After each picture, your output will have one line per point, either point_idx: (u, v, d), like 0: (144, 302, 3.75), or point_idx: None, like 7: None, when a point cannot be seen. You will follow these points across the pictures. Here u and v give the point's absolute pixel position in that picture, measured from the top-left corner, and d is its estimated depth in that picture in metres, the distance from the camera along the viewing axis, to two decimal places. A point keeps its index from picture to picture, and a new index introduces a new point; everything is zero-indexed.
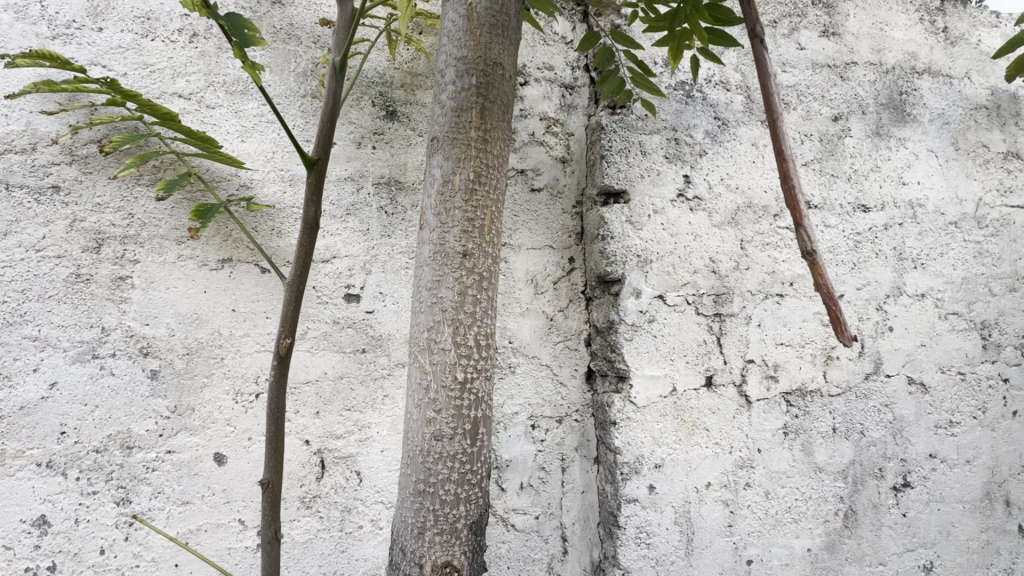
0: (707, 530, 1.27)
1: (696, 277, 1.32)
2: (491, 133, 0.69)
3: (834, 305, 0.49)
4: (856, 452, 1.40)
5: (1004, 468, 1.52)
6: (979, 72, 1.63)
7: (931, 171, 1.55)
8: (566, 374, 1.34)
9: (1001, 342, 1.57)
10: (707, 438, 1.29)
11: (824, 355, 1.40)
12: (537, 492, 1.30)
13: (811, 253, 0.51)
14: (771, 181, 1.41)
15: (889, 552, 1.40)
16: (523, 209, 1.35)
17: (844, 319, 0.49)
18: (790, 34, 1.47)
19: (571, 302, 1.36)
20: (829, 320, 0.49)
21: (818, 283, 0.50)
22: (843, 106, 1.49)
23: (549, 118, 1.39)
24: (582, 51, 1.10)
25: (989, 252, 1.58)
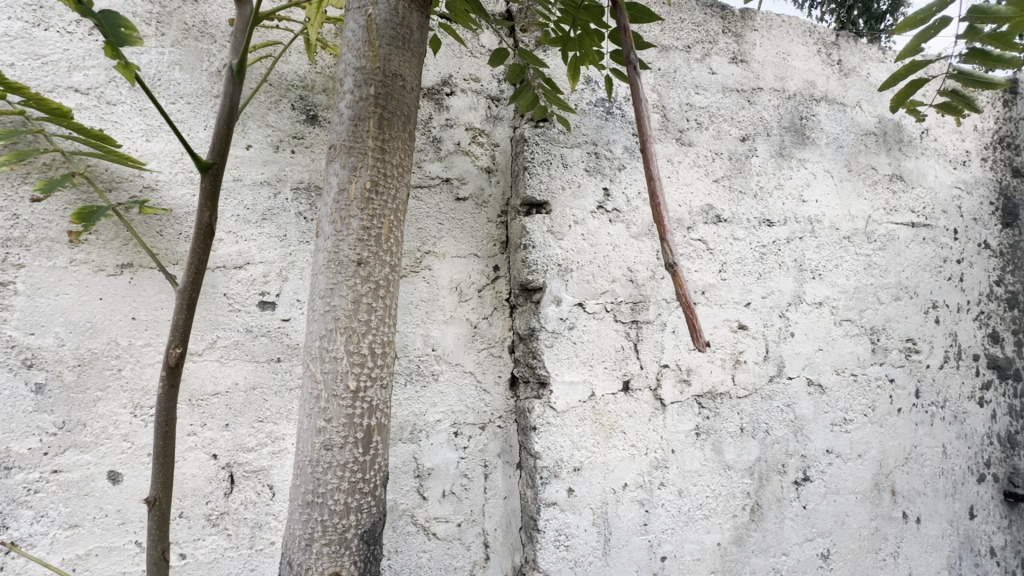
0: (624, 529, 1.32)
1: (615, 285, 1.38)
2: (389, 143, 0.70)
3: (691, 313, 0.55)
4: (761, 450, 1.51)
5: (891, 461, 1.68)
6: (869, 102, 1.81)
7: (828, 190, 1.70)
8: (490, 381, 1.36)
9: (888, 346, 1.73)
10: (625, 440, 1.35)
11: (733, 360, 1.50)
12: (459, 499, 1.31)
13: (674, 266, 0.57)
14: (684, 196, 1.50)
15: (791, 543, 1.51)
16: (447, 217, 1.37)
17: (698, 326, 0.54)
18: (702, 59, 1.57)
19: (495, 310, 1.39)
20: (687, 328, 0.55)
21: (678, 294, 0.57)
22: (750, 128, 1.61)
23: (475, 129, 1.41)
24: (494, 67, 1.14)
25: (877, 264, 1.75)
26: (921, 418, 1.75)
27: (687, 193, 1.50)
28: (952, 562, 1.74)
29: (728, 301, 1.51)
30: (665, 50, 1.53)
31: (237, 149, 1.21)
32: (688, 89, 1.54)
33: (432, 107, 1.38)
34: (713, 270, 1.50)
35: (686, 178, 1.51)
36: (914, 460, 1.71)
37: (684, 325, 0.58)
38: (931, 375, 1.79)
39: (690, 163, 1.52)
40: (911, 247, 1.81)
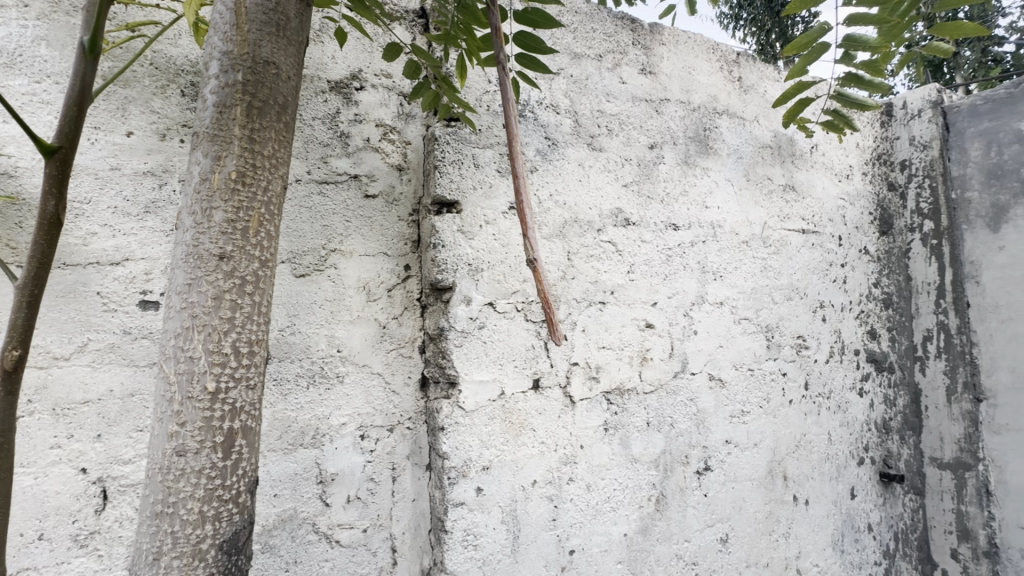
0: (532, 526, 1.34)
1: (526, 285, 1.40)
2: (260, 133, 0.67)
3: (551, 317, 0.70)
4: (666, 443, 1.58)
5: (783, 448, 1.82)
6: (765, 117, 1.96)
7: (728, 198, 1.82)
8: (399, 383, 1.34)
9: (782, 343, 1.87)
10: (534, 438, 1.37)
11: (640, 357, 1.56)
12: (365, 504, 1.27)
13: (538, 278, 0.72)
14: (595, 199, 1.55)
15: (693, 529, 1.59)
16: (356, 214, 1.34)
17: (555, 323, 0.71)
18: (613, 69, 1.64)
19: (406, 310, 1.37)
20: (547, 327, 0.72)
21: (541, 299, 0.73)
22: (658, 136, 1.70)
23: (385, 125, 1.39)
24: (388, 61, 1.13)
25: (772, 267, 1.89)
26: (809, 408, 1.91)
27: (598, 196, 1.55)
28: (836, 538, 1.91)
29: (636, 301, 1.58)
30: (577, 58, 1.58)
31: (116, 135, 1.12)
32: (599, 97, 1.60)
33: (340, 102, 1.34)
34: (622, 270, 1.56)
35: (597, 182, 1.56)
36: (803, 447, 1.87)
37: (547, 322, 0.75)
38: (819, 368, 1.96)
39: (601, 168, 1.58)
40: (802, 252, 1.98)
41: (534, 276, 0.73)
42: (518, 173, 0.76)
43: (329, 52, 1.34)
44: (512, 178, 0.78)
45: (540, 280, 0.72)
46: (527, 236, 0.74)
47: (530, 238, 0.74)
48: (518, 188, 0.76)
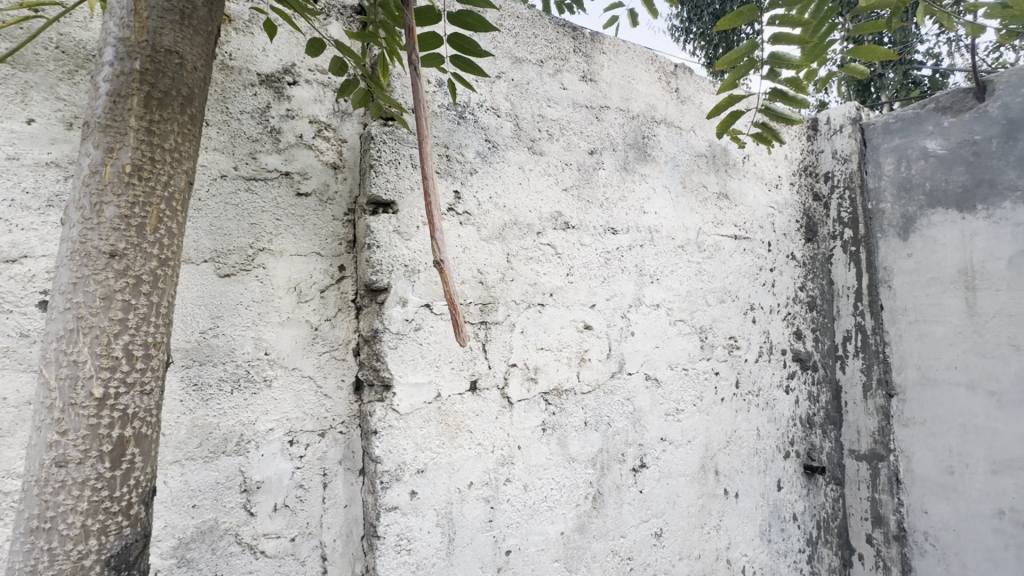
0: (468, 528, 1.34)
1: (464, 287, 1.41)
2: (160, 125, 0.66)
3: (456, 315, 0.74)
4: (603, 441, 1.62)
5: (714, 444, 1.90)
6: (701, 127, 2.05)
7: (665, 204, 1.89)
8: (332, 386, 1.31)
9: (714, 343, 1.96)
10: (470, 439, 1.37)
11: (578, 358, 1.60)
12: (293, 512, 1.23)
13: (445, 279, 0.76)
14: (535, 203, 1.57)
15: (628, 525, 1.64)
16: (287, 213, 1.29)
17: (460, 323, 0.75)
18: (554, 74, 1.67)
19: (340, 311, 1.34)
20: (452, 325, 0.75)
21: (447, 298, 0.76)
22: (598, 142, 1.74)
23: (320, 122, 1.35)
24: (313, 57, 1.11)
25: (706, 271, 1.98)
26: (739, 405, 2.01)
27: (538, 200, 1.57)
28: (764, 529, 2.01)
29: (575, 303, 1.61)
30: (519, 62, 1.60)
31: (14, 122, 1.03)
32: (540, 102, 1.62)
33: (271, 96, 1.30)
34: (562, 273, 1.59)
35: (537, 186, 1.58)
36: (734, 443, 1.96)
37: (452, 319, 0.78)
38: (749, 367, 2.06)
39: (541, 172, 1.60)
40: (734, 257, 2.08)
41: (441, 275, 0.77)
42: (428, 176, 0.79)
43: (260, 45, 1.30)
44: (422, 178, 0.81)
45: (446, 281, 0.75)
46: (434, 238, 0.77)
47: (437, 241, 0.77)
48: (427, 189, 0.80)
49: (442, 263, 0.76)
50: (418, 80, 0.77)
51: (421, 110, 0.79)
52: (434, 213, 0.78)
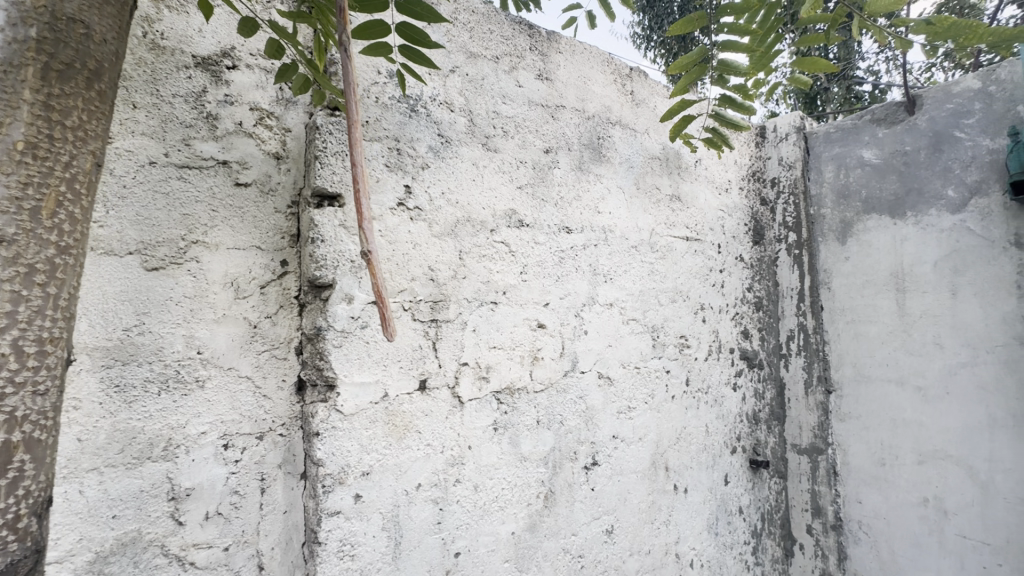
0: (416, 530, 1.31)
1: (414, 284, 1.38)
2: (58, 99, 0.74)
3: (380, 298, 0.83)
4: (555, 440, 1.62)
5: (665, 441, 1.95)
6: (655, 130, 2.09)
7: (619, 205, 1.91)
8: (271, 387, 1.25)
9: (666, 342, 2.00)
10: (419, 440, 1.34)
11: (531, 356, 1.59)
12: (227, 520, 1.16)
13: (372, 266, 0.84)
14: (489, 199, 1.56)
15: (580, 523, 1.64)
16: (224, 204, 1.22)
17: (386, 311, 0.83)
18: (509, 71, 1.66)
19: (281, 308, 1.28)
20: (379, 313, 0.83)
21: (374, 285, 0.84)
22: (553, 141, 1.74)
23: (262, 110, 1.29)
24: (246, 37, 1.07)
25: (659, 271, 2.02)
26: (689, 402, 2.06)
27: (491, 196, 1.56)
28: (711, 522, 2.07)
29: (528, 301, 1.60)
30: (474, 57, 1.58)
31: None
32: (495, 98, 1.61)
33: (208, 80, 1.23)
34: (515, 271, 1.58)
35: (491, 183, 1.57)
36: (683, 439, 2.01)
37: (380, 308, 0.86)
38: (698, 365, 2.12)
39: (495, 169, 1.59)
40: (685, 258, 2.14)
41: (369, 263, 0.85)
42: (357, 164, 0.87)
43: (196, 26, 1.23)
44: (352, 166, 0.89)
45: (373, 268, 0.84)
46: (362, 225, 0.85)
47: (365, 229, 0.85)
48: (357, 178, 0.88)
49: (369, 251, 0.84)
50: (350, 80, 0.85)
51: (353, 103, 0.86)
52: (362, 201, 0.87)
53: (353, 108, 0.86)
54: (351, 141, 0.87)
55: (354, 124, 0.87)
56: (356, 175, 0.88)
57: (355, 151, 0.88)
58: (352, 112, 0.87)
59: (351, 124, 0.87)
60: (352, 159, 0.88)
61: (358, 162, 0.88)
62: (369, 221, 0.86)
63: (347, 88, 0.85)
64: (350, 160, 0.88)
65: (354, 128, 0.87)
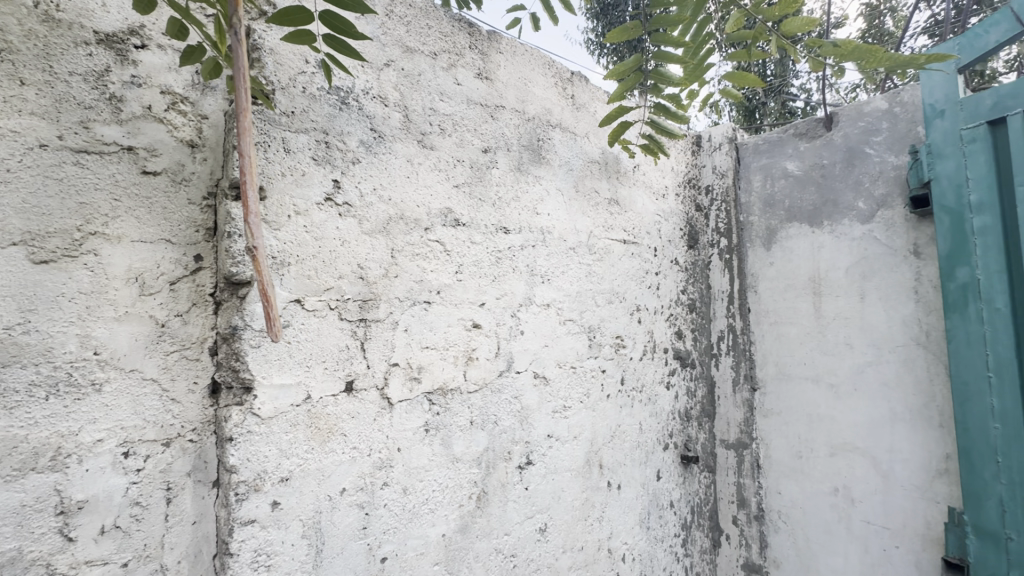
0: (339, 537, 1.27)
1: (341, 282, 1.34)
2: None
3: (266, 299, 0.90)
4: (489, 440, 1.62)
5: (599, 439, 1.99)
6: (595, 134, 2.13)
7: (557, 206, 1.94)
8: (181, 390, 1.17)
9: (602, 342, 2.05)
10: (344, 443, 1.30)
11: (465, 356, 1.59)
12: (126, 535, 1.08)
13: (259, 267, 0.91)
14: (424, 197, 1.53)
15: (513, 523, 1.65)
16: (129, 193, 1.14)
17: (272, 316, 0.92)
18: (448, 69, 1.64)
19: (194, 307, 1.20)
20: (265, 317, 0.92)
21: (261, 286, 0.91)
22: (492, 141, 1.74)
23: (174, 94, 1.21)
24: (144, 13, 1.00)
25: (596, 272, 2.06)
26: (624, 401, 2.12)
27: (426, 194, 1.54)
28: (643, 517, 2.14)
29: (462, 301, 1.60)
30: (410, 52, 1.55)
31: None
32: (432, 95, 1.59)
33: (112, 59, 1.13)
34: (449, 271, 1.57)
35: (426, 180, 1.55)
36: (617, 437, 2.07)
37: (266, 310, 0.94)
38: (633, 365, 2.18)
39: (431, 166, 1.56)
40: (623, 260, 2.20)
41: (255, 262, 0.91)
42: (246, 158, 0.89)
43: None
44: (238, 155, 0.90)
45: (261, 269, 0.91)
46: (249, 223, 0.90)
47: (251, 226, 0.91)
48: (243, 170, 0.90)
49: (257, 252, 0.90)
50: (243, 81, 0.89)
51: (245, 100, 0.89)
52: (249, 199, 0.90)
53: (244, 99, 0.89)
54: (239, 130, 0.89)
55: (244, 115, 0.89)
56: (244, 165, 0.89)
57: (244, 141, 0.90)
58: (242, 103, 0.89)
59: (240, 120, 0.89)
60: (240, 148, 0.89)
61: (246, 151, 0.89)
62: (256, 219, 0.91)
63: (237, 81, 0.89)
64: (238, 150, 0.89)
65: (244, 121, 0.90)
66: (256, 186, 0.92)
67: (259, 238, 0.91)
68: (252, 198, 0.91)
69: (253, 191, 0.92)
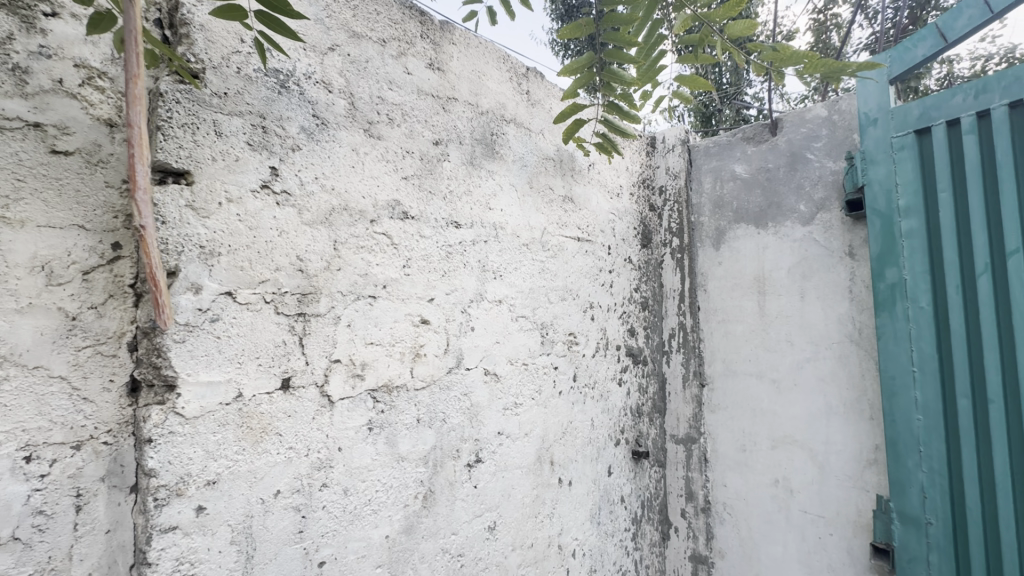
0: (272, 541, 1.21)
1: (278, 275, 1.27)
2: None
3: (153, 279, 0.96)
4: (437, 438, 1.59)
5: (551, 436, 1.99)
6: (549, 131, 2.13)
7: (511, 202, 1.92)
8: (95, 389, 1.08)
9: (554, 339, 2.05)
10: (279, 443, 1.24)
11: (413, 353, 1.55)
12: (27, 547, 0.99)
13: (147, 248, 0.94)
14: (370, 188, 1.48)
15: (460, 522, 1.62)
16: (34, 173, 1.04)
17: (161, 301, 0.99)
18: (397, 57, 1.60)
19: (111, 299, 1.12)
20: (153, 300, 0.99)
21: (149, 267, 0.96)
22: (443, 134, 1.71)
23: (90, 68, 1.12)
24: None
25: (549, 269, 2.06)
26: (576, 398, 2.13)
27: (373, 185, 1.49)
28: (593, 512, 2.16)
29: (410, 296, 1.56)
30: (357, 37, 1.50)
31: None
32: (380, 83, 1.54)
33: (17, 25, 1.03)
34: (396, 265, 1.53)
35: (373, 171, 1.50)
36: (569, 433, 2.08)
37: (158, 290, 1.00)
38: (585, 361, 2.20)
39: (378, 157, 1.52)
40: (576, 257, 2.21)
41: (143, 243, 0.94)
42: (133, 130, 0.88)
43: None
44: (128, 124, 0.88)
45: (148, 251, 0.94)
46: (136, 197, 0.90)
47: (140, 203, 0.91)
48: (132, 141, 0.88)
49: (144, 233, 0.93)
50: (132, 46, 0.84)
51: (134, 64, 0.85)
52: (137, 173, 0.89)
53: (133, 63, 0.85)
54: (128, 98, 0.86)
55: (133, 81, 0.86)
56: (132, 136, 0.88)
57: (134, 111, 0.88)
58: (133, 71, 0.85)
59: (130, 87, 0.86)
60: (129, 119, 0.87)
61: (136, 122, 0.88)
62: (145, 195, 0.91)
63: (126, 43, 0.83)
64: (126, 119, 0.88)
65: (133, 88, 0.86)
66: (146, 159, 0.91)
67: (147, 215, 0.93)
68: (140, 174, 0.90)
69: (142, 165, 0.91)
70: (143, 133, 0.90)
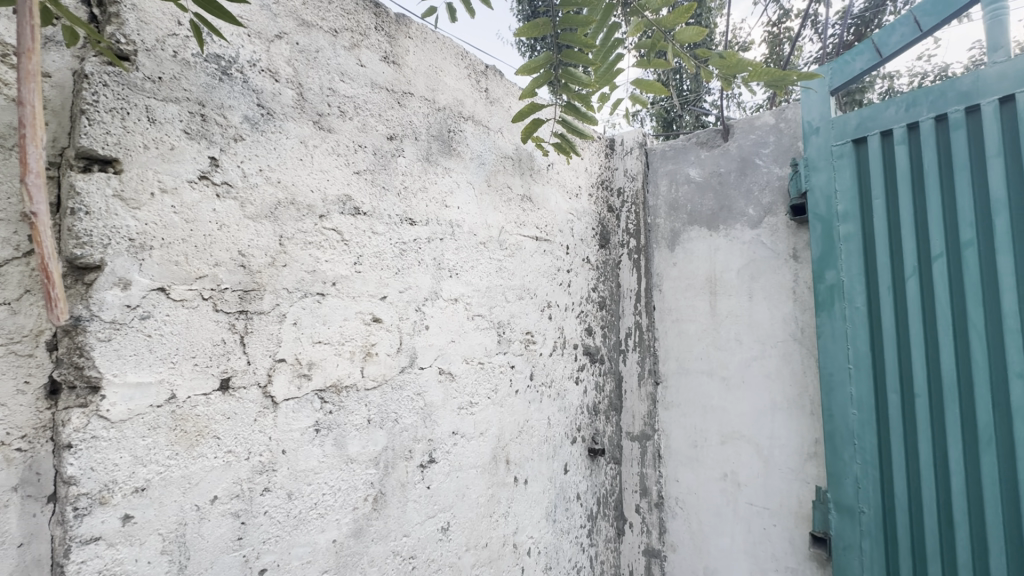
0: (208, 550, 1.15)
1: (218, 270, 1.22)
2: None
3: (46, 273, 0.85)
4: (388, 439, 1.56)
5: (506, 435, 1.99)
6: (508, 130, 2.13)
7: (468, 200, 1.91)
8: (7, 392, 1.00)
9: (511, 338, 2.05)
10: (217, 447, 1.18)
11: (363, 352, 1.51)
12: None
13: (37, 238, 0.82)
14: (319, 182, 1.44)
15: (413, 523, 1.60)
16: None
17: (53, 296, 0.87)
18: (350, 48, 1.56)
19: (27, 294, 1.04)
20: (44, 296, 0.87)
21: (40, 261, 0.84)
22: (398, 129, 1.68)
23: (4, 44, 1.03)
24: None
25: (506, 268, 2.06)
26: (533, 396, 2.14)
27: (322, 179, 1.44)
28: (549, 510, 2.17)
29: (361, 294, 1.52)
30: (306, 25, 1.45)
31: None
32: (330, 74, 1.49)
33: None
34: (347, 261, 1.49)
35: (323, 165, 1.45)
36: (525, 432, 2.08)
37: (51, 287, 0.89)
38: (543, 360, 2.21)
39: (328, 150, 1.47)
40: (534, 257, 2.21)
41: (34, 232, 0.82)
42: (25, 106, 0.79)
43: None
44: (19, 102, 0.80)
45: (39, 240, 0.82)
46: (26, 180, 0.80)
47: (30, 185, 0.80)
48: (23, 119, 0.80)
49: (34, 220, 0.81)
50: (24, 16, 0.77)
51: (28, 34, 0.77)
52: (26, 154, 0.80)
53: (27, 33, 0.77)
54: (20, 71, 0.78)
55: (27, 51, 0.77)
56: (24, 115, 0.80)
57: (28, 87, 0.79)
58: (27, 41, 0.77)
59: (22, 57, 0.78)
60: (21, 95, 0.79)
61: (29, 100, 0.80)
62: (36, 178, 0.81)
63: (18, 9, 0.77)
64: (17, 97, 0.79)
65: (27, 59, 0.78)
66: (41, 142, 0.82)
67: (40, 200, 0.82)
68: (33, 155, 0.81)
69: (36, 147, 0.82)
70: (38, 112, 0.81)
